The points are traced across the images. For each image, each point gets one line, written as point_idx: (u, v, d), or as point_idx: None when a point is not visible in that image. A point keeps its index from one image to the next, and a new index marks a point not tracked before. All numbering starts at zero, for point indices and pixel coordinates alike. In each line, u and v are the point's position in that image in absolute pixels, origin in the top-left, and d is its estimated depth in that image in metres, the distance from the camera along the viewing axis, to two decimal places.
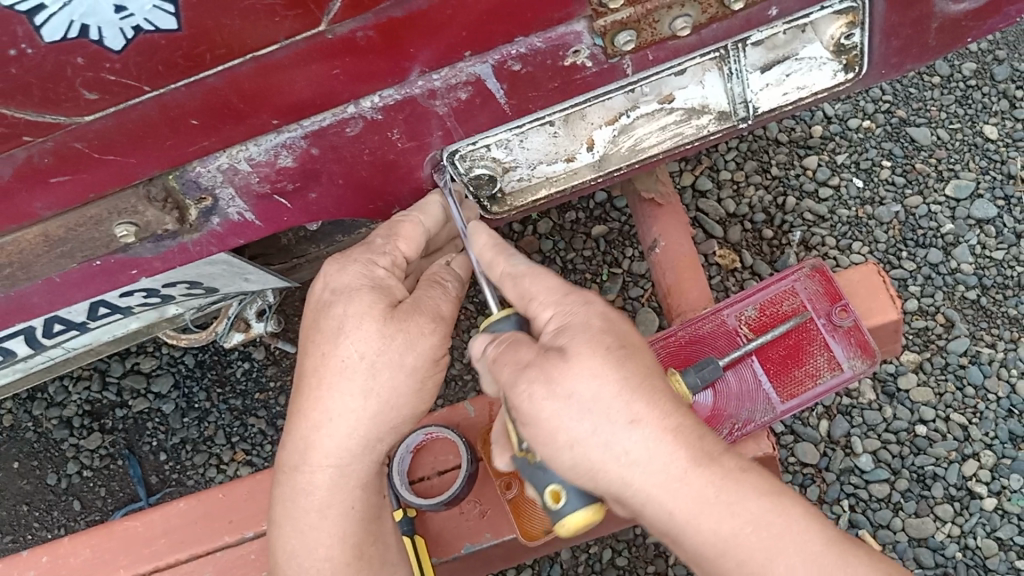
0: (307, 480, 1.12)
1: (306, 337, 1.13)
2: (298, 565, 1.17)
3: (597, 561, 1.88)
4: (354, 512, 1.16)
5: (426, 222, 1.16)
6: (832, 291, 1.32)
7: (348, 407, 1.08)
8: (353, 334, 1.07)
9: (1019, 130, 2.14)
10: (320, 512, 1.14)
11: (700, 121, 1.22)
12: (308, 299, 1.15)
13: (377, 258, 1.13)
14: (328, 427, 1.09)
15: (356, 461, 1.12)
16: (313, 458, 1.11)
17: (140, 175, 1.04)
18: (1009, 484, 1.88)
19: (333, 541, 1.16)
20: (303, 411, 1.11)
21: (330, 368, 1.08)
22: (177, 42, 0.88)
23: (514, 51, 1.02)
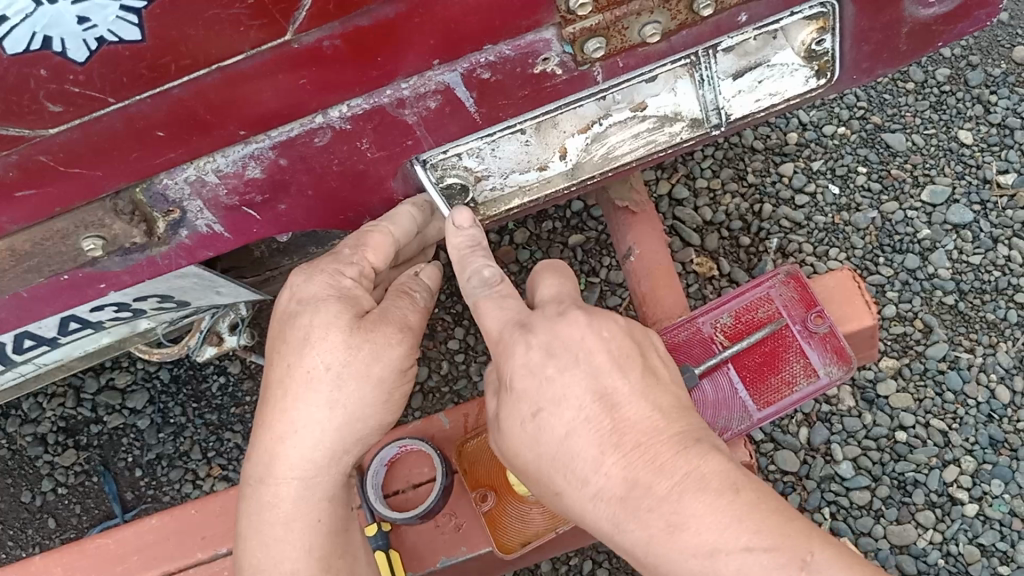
0: (273, 492, 1.10)
1: (272, 350, 1.11)
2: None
3: (577, 572, 1.88)
4: (320, 524, 1.12)
5: (395, 232, 1.14)
6: (807, 298, 1.32)
7: (314, 417, 1.07)
8: (318, 345, 1.06)
9: (993, 135, 2.16)
10: (286, 524, 1.11)
11: (673, 128, 1.22)
12: (276, 312, 1.14)
13: (346, 268, 1.12)
14: (293, 436, 1.08)
15: (322, 473, 1.10)
16: (277, 470, 1.09)
17: (107, 188, 1.03)
18: (989, 489, 1.89)
19: (299, 555, 1.11)
20: (268, 422, 1.09)
21: (295, 379, 1.07)
22: (140, 53, 0.87)
23: (483, 59, 1.01)
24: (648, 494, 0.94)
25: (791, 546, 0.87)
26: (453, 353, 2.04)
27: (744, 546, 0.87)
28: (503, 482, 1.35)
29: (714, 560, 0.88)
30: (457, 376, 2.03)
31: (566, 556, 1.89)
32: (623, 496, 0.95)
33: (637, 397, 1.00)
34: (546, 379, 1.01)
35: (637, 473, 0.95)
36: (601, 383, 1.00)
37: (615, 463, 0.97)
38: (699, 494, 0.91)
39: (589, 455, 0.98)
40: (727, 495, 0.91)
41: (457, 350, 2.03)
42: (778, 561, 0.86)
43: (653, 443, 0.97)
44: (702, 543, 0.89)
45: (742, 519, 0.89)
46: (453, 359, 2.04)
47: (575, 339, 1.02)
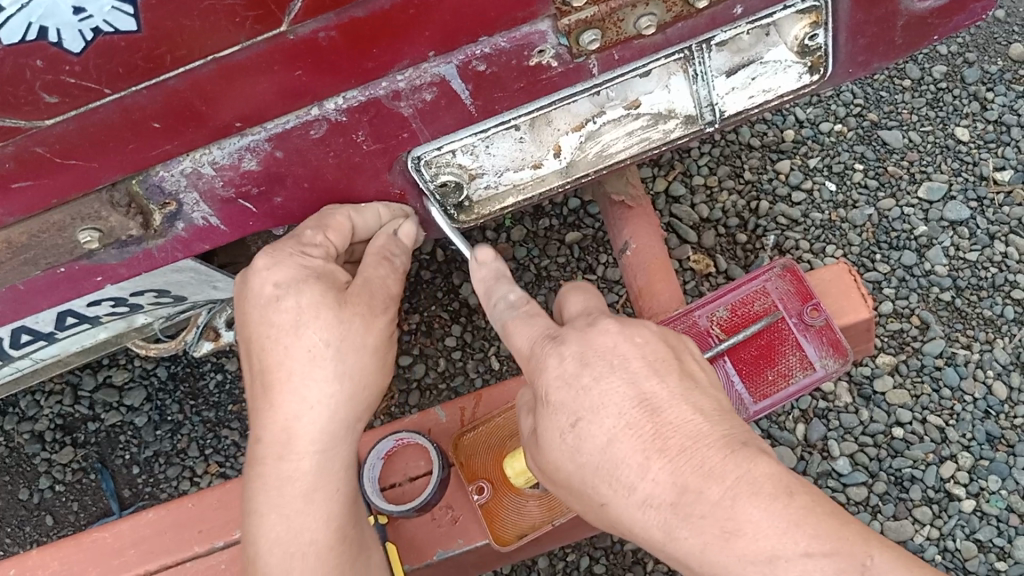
0: (293, 467, 1.10)
1: (257, 335, 1.10)
2: (283, 553, 1.12)
3: (574, 569, 1.88)
4: (338, 494, 1.15)
5: (355, 220, 1.17)
6: (804, 291, 1.32)
7: (326, 393, 1.09)
8: (314, 324, 1.08)
9: (990, 132, 2.16)
10: (308, 497, 1.12)
11: (667, 125, 1.21)
12: (245, 296, 1.11)
13: (315, 250, 1.11)
14: (309, 413, 1.09)
15: (337, 443, 1.13)
16: (295, 447, 1.10)
17: (103, 180, 1.03)
18: (986, 485, 1.89)
19: (320, 524, 1.14)
20: (272, 403, 1.09)
21: (299, 358, 1.08)
22: (136, 44, 0.87)
23: (479, 51, 1.01)
24: (700, 499, 0.91)
25: (850, 551, 0.85)
26: (451, 349, 2.05)
27: (803, 552, 0.86)
28: (501, 475, 1.35)
29: (774, 566, 0.86)
30: (454, 373, 2.03)
31: (563, 552, 1.90)
32: (674, 501, 0.93)
33: (680, 403, 0.98)
34: (584, 390, 0.99)
35: (686, 478, 0.93)
36: (641, 389, 0.98)
37: (662, 470, 0.94)
38: (753, 499, 0.89)
39: (632, 462, 0.95)
40: (782, 498, 0.88)
41: (455, 347, 2.04)
42: (838, 566, 0.84)
43: (698, 447, 0.94)
44: (760, 550, 0.87)
45: (799, 524, 0.86)
46: (450, 356, 2.04)
47: (608, 346, 1.01)
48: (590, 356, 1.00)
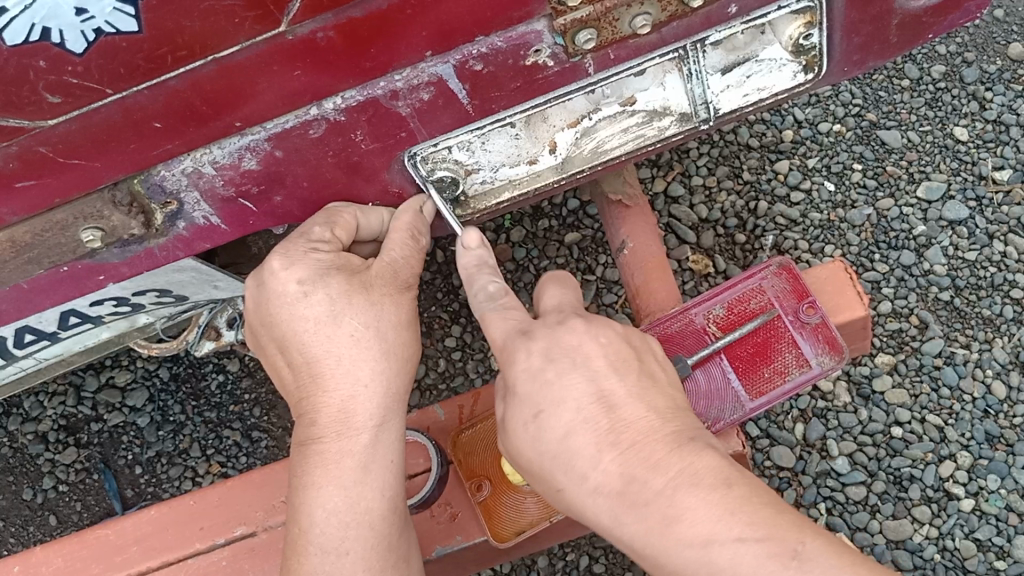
0: (349, 444, 1.14)
1: (290, 329, 1.14)
2: (340, 522, 1.13)
3: (574, 568, 1.90)
4: (393, 465, 1.17)
5: (361, 221, 1.18)
6: (799, 289, 1.33)
7: (375, 371, 1.14)
8: (353, 311, 1.13)
9: (989, 132, 2.17)
10: (365, 468, 1.14)
11: (662, 122, 1.23)
12: (272, 298, 1.14)
13: (320, 245, 1.12)
14: (363, 391, 1.14)
15: (388, 420, 1.16)
16: (352, 422, 1.14)
17: (106, 180, 1.04)
18: (985, 484, 1.90)
19: (376, 494, 1.15)
20: (322, 388, 1.14)
21: (343, 345, 1.13)
22: (137, 44, 0.88)
23: (475, 51, 1.03)
24: (644, 488, 0.95)
25: (781, 537, 0.87)
26: (451, 350, 2.06)
27: (736, 536, 0.88)
28: (499, 474, 1.35)
29: (709, 549, 0.88)
30: (454, 374, 2.04)
31: (563, 552, 1.91)
32: (621, 491, 0.97)
33: (634, 401, 1.02)
34: (545, 384, 1.03)
35: (632, 468, 0.97)
36: (600, 386, 1.02)
37: (612, 460, 0.98)
38: (693, 488, 0.93)
39: (586, 453, 0.99)
40: (720, 488, 0.92)
41: (455, 348, 2.05)
42: (770, 550, 0.86)
43: (649, 441, 0.98)
44: (697, 534, 0.90)
45: (732, 512, 0.89)
46: (450, 357, 2.06)
47: (573, 344, 1.05)
48: (557, 354, 1.04)
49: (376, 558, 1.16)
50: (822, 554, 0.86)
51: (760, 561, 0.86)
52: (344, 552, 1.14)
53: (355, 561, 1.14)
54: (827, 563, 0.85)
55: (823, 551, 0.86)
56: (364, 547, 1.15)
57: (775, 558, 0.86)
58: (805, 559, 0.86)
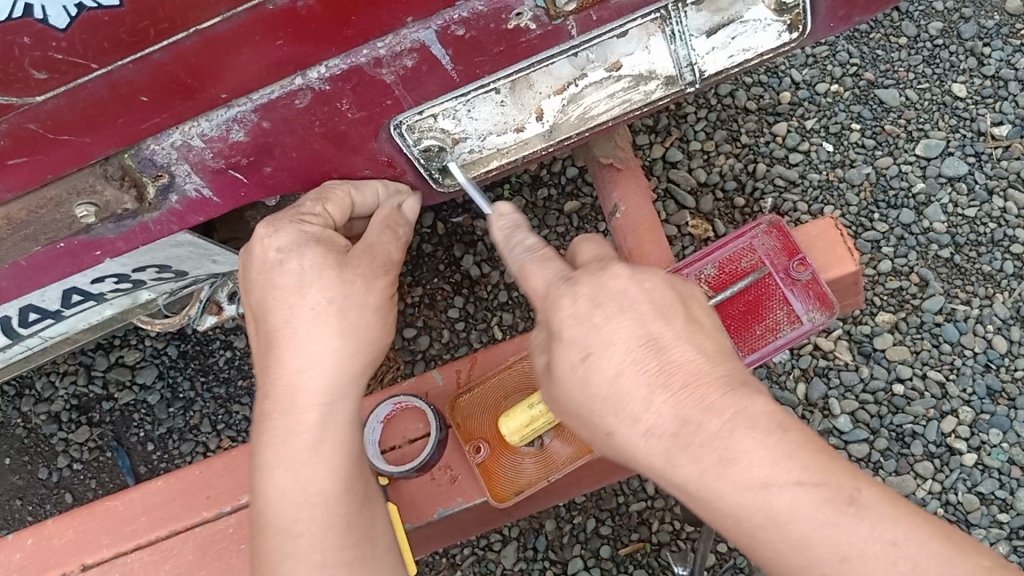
0: (298, 420, 1.09)
1: (261, 300, 1.12)
2: (290, 503, 1.08)
3: (581, 531, 1.93)
4: (344, 443, 1.12)
5: (355, 198, 1.21)
6: (789, 246, 1.33)
7: (330, 348, 1.11)
8: (318, 283, 1.11)
9: (987, 87, 2.16)
10: (315, 447, 1.10)
11: (648, 86, 1.24)
12: (251, 269, 1.14)
13: (307, 217, 1.15)
14: (314, 366, 1.10)
15: (343, 400, 1.12)
16: (298, 397, 1.09)
17: (96, 155, 1.06)
18: (987, 439, 1.91)
19: (328, 475, 1.10)
20: (275, 362, 1.11)
21: (300, 317, 1.10)
22: (120, 18, 0.89)
23: (457, 16, 1.03)
24: (699, 430, 0.93)
25: (838, 483, 0.89)
26: (454, 321, 2.08)
27: (794, 480, 0.89)
28: (496, 435, 1.38)
29: (767, 493, 0.89)
30: (457, 344, 2.07)
31: (571, 515, 1.95)
32: (676, 433, 0.94)
33: (684, 343, 0.98)
34: (593, 327, 0.99)
35: (688, 410, 0.94)
36: (649, 328, 0.98)
37: (664, 402, 0.95)
38: (750, 430, 0.91)
39: (638, 395, 0.96)
40: (777, 432, 0.91)
41: (459, 318, 2.08)
42: (827, 496, 0.88)
43: (701, 383, 0.95)
44: (755, 477, 0.89)
45: (791, 456, 0.89)
46: (454, 327, 2.08)
47: (619, 289, 1.01)
48: (603, 300, 1.00)
49: (333, 540, 1.08)
50: (877, 504, 0.88)
51: (817, 506, 0.88)
52: (296, 534, 1.07)
53: (306, 544, 1.07)
54: (882, 513, 0.87)
55: (879, 500, 0.88)
56: (318, 529, 1.08)
57: (830, 504, 0.88)
58: (863, 506, 0.88)
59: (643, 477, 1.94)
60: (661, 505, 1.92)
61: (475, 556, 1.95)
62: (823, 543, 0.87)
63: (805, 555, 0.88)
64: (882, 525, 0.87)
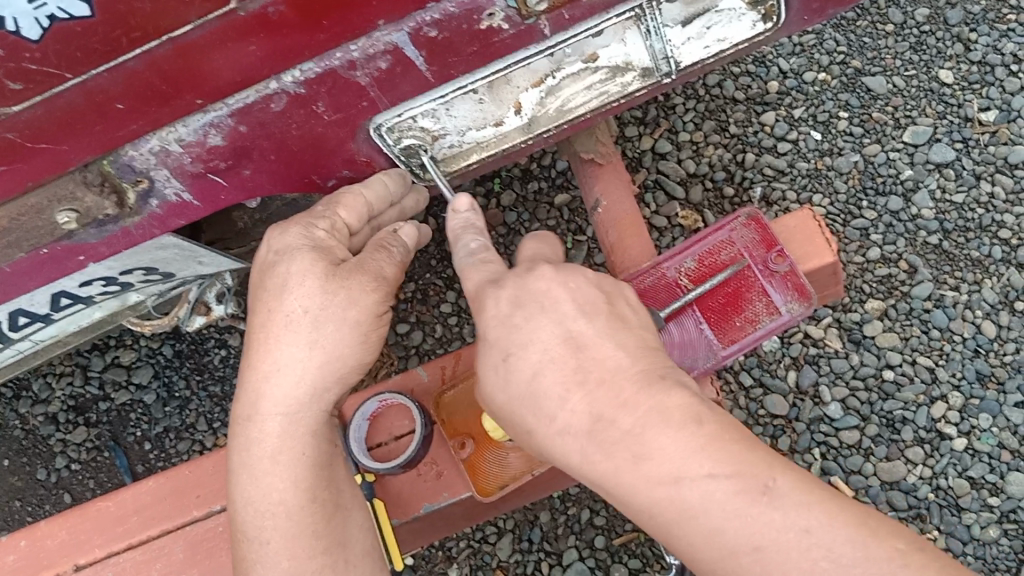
0: (259, 429, 1.12)
1: (252, 300, 1.15)
2: (255, 511, 1.12)
3: (575, 522, 1.95)
4: (306, 458, 1.14)
5: (368, 196, 1.19)
6: (768, 238, 1.35)
7: (296, 357, 1.11)
8: (297, 290, 1.10)
9: (974, 73, 2.16)
10: (273, 458, 1.12)
11: (625, 78, 1.25)
12: (253, 265, 1.18)
13: (318, 220, 1.15)
14: (275, 376, 1.11)
15: (306, 408, 1.13)
16: (261, 408, 1.12)
17: (75, 162, 1.07)
18: (977, 423, 1.92)
19: (287, 485, 1.13)
20: (252, 363, 1.13)
21: (274, 323, 1.11)
22: (92, 28, 0.90)
23: (428, 17, 1.04)
24: (611, 427, 0.99)
25: (753, 474, 0.92)
26: (447, 316, 2.09)
27: (706, 473, 0.93)
28: (481, 431, 1.41)
29: (679, 486, 0.94)
30: (450, 339, 2.08)
31: (565, 506, 1.96)
32: (590, 429, 1.00)
33: (604, 341, 1.05)
34: (512, 328, 1.06)
35: (601, 407, 1.00)
36: (568, 327, 1.05)
37: (579, 400, 1.01)
38: (664, 426, 0.97)
39: (554, 394, 1.02)
40: (691, 424, 0.96)
41: (451, 313, 2.09)
42: (738, 487, 0.92)
43: (615, 379, 1.01)
44: (666, 472, 0.95)
45: (705, 448, 0.94)
46: (446, 322, 2.09)
47: (542, 291, 1.07)
48: (524, 301, 1.07)
49: (301, 548, 1.13)
50: (790, 490, 0.91)
51: (728, 497, 0.92)
52: (264, 540, 1.12)
53: (275, 550, 1.12)
54: (796, 501, 0.91)
55: (793, 488, 0.92)
56: (283, 537, 1.12)
57: (739, 494, 0.92)
58: (777, 495, 0.91)
59: None
60: None
61: (471, 548, 1.97)
62: (734, 531, 0.91)
63: (718, 546, 0.92)
64: (793, 513, 0.90)
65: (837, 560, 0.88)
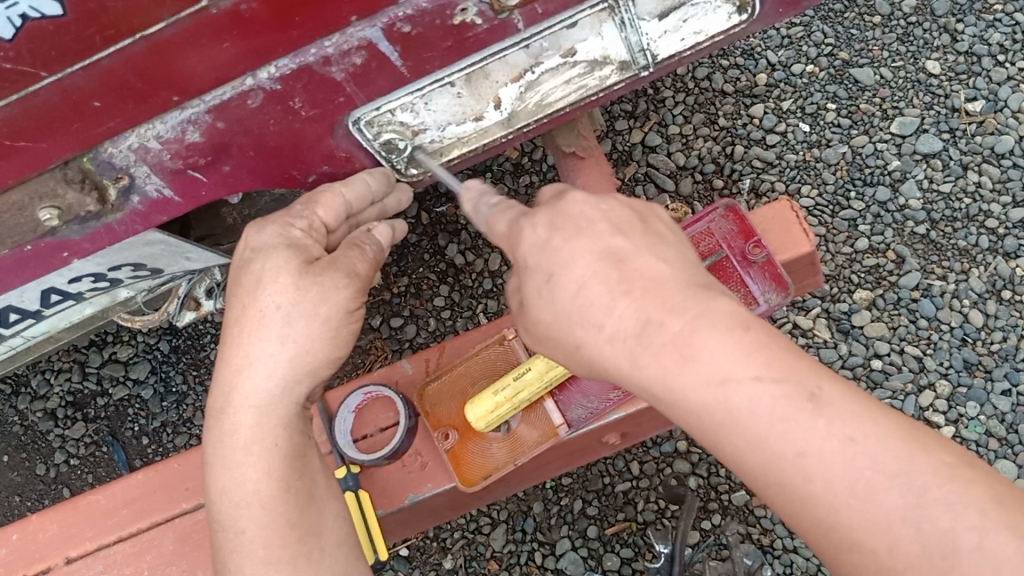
0: (232, 421, 1.12)
1: (229, 297, 1.16)
2: (230, 501, 1.12)
3: (568, 512, 1.96)
4: (278, 449, 1.13)
5: (348, 195, 1.22)
6: (746, 229, 1.36)
7: (267, 350, 1.11)
8: (271, 287, 1.11)
9: (961, 63, 2.16)
10: (246, 449, 1.12)
11: (603, 72, 1.26)
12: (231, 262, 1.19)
13: (296, 220, 1.17)
14: (249, 368, 1.11)
15: (278, 401, 1.12)
16: (233, 401, 1.11)
17: (55, 159, 1.09)
18: (965, 411, 1.93)
19: (261, 476, 1.12)
20: (227, 357, 1.13)
21: (250, 318, 1.11)
22: (64, 27, 0.92)
23: (401, 13, 1.05)
24: (661, 330, 0.89)
25: (800, 379, 0.84)
26: (439, 309, 2.10)
27: (754, 376, 0.84)
28: (464, 423, 1.42)
29: (726, 388, 0.85)
30: (443, 332, 2.09)
31: (557, 497, 1.98)
32: (638, 335, 0.91)
33: (645, 254, 0.96)
34: (551, 249, 0.97)
35: (649, 312, 0.91)
36: (607, 245, 0.96)
37: (626, 306, 0.92)
38: (712, 329, 0.87)
39: (599, 303, 0.93)
40: (739, 330, 0.87)
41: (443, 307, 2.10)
42: (785, 391, 0.83)
43: (660, 287, 0.92)
44: (713, 372, 0.85)
45: (755, 350, 0.85)
46: (439, 316, 2.10)
47: (577, 213, 0.99)
48: (563, 223, 0.98)
49: (275, 537, 1.12)
50: (838, 399, 0.82)
51: (775, 402, 0.83)
52: (240, 530, 1.12)
53: (250, 539, 1.12)
54: (839, 407, 0.82)
55: (841, 396, 0.83)
56: (259, 527, 1.12)
57: (789, 398, 0.83)
58: (824, 401, 0.82)
59: (629, 458, 1.96)
60: (646, 485, 1.94)
61: (465, 539, 1.98)
62: (778, 438, 0.82)
63: (763, 453, 0.83)
64: (839, 420, 0.81)
65: (880, 467, 0.78)
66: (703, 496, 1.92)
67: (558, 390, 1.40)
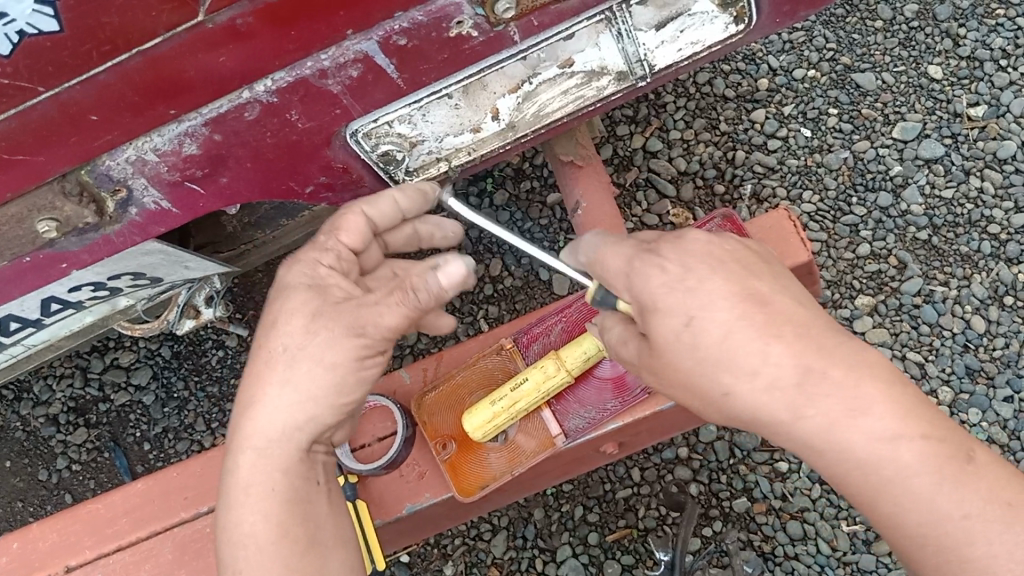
0: (235, 459, 1.11)
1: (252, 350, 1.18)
2: (229, 548, 1.09)
3: (569, 519, 1.96)
4: (278, 494, 1.09)
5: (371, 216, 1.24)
6: None
7: (270, 386, 1.10)
8: (281, 327, 1.12)
9: (964, 68, 2.16)
10: (245, 491, 1.09)
11: (600, 82, 1.26)
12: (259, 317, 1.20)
13: (321, 257, 1.19)
14: (253, 404, 1.11)
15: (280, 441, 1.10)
16: (239, 440, 1.11)
17: (53, 172, 1.10)
18: (966, 418, 1.92)
19: (258, 519, 1.08)
20: (240, 400, 1.14)
21: (259, 357, 1.13)
22: (62, 43, 0.93)
23: (397, 26, 1.05)
24: (826, 379, 0.97)
25: (956, 442, 0.97)
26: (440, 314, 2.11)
27: (923, 434, 0.95)
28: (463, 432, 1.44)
29: (900, 444, 0.95)
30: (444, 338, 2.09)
31: (558, 503, 1.97)
32: (800, 381, 0.97)
33: (781, 295, 1.03)
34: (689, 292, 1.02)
35: (810, 358, 0.98)
36: (748, 286, 1.02)
37: (785, 351, 0.98)
38: (876, 379, 0.97)
39: (755, 349, 0.98)
40: (898, 384, 0.98)
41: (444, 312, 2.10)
42: (949, 452, 0.95)
43: (810, 328, 1.00)
44: (886, 430, 0.95)
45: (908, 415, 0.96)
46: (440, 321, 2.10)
47: (699, 250, 1.05)
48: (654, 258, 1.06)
49: None
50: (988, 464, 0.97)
51: (942, 463, 0.95)
52: None
53: None
54: (995, 471, 0.97)
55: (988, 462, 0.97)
56: None
57: (954, 461, 0.95)
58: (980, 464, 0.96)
59: (630, 464, 1.96)
60: (647, 491, 1.94)
61: (465, 545, 1.98)
62: (950, 496, 0.94)
63: (932, 510, 0.94)
64: (996, 486, 0.95)
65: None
66: (703, 503, 1.93)
67: (556, 400, 1.42)
